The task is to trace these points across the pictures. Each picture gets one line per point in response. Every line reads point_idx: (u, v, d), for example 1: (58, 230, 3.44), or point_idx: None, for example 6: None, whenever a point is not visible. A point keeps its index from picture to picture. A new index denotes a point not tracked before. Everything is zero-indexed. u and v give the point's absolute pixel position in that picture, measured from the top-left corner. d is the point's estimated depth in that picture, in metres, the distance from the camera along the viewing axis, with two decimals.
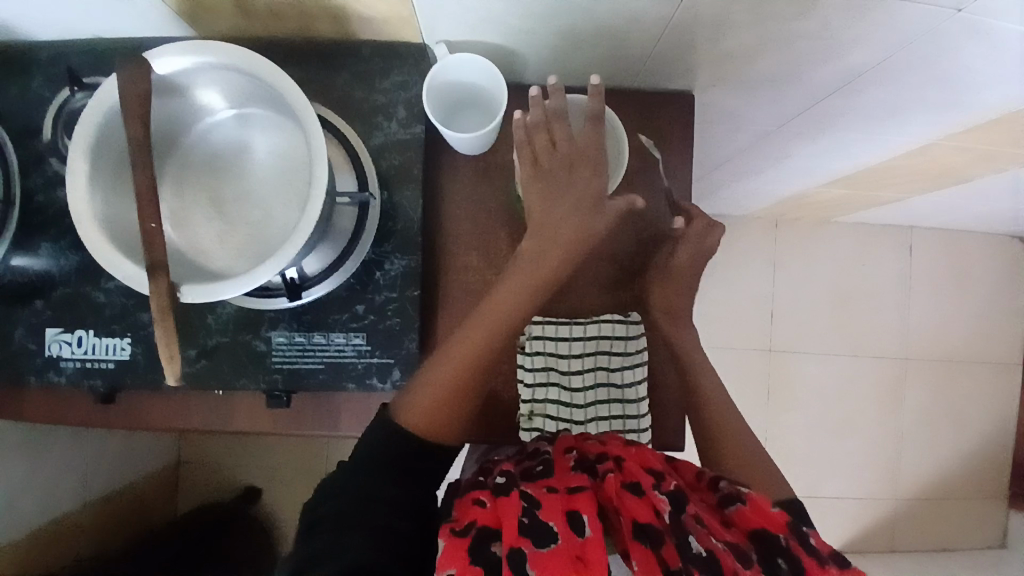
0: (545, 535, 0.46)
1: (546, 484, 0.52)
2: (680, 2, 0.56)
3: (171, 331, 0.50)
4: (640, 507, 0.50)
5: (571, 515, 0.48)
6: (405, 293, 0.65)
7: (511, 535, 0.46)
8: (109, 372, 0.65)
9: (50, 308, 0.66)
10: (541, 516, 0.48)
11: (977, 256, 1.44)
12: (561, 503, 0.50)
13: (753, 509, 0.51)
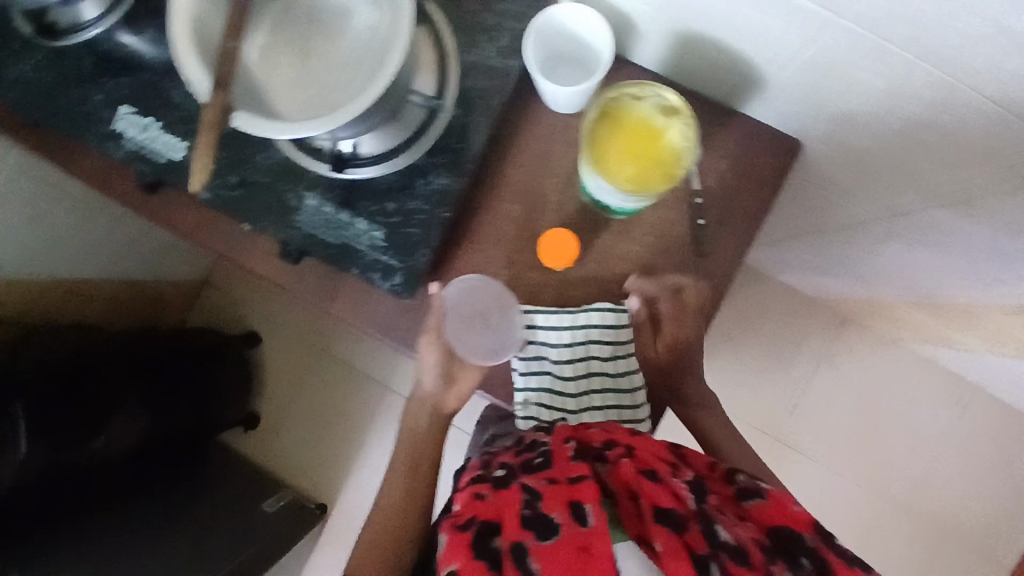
0: (546, 528, 0.52)
1: (546, 476, 0.58)
2: (814, 36, 0.52)
3: (209, 143, 0.52)
4: (658, 490, 0.55)
5: (575, 504, 0.54)
6: (435, 211, 0.67)
7: (513, 530, 0.52)
8: (158, 165, 0.69)
9: (133, 88, 0.70)
10: (543, 508, 0.54)
11: None
12: (562, 495, 0.55)
13: (774, 505, 0.56)
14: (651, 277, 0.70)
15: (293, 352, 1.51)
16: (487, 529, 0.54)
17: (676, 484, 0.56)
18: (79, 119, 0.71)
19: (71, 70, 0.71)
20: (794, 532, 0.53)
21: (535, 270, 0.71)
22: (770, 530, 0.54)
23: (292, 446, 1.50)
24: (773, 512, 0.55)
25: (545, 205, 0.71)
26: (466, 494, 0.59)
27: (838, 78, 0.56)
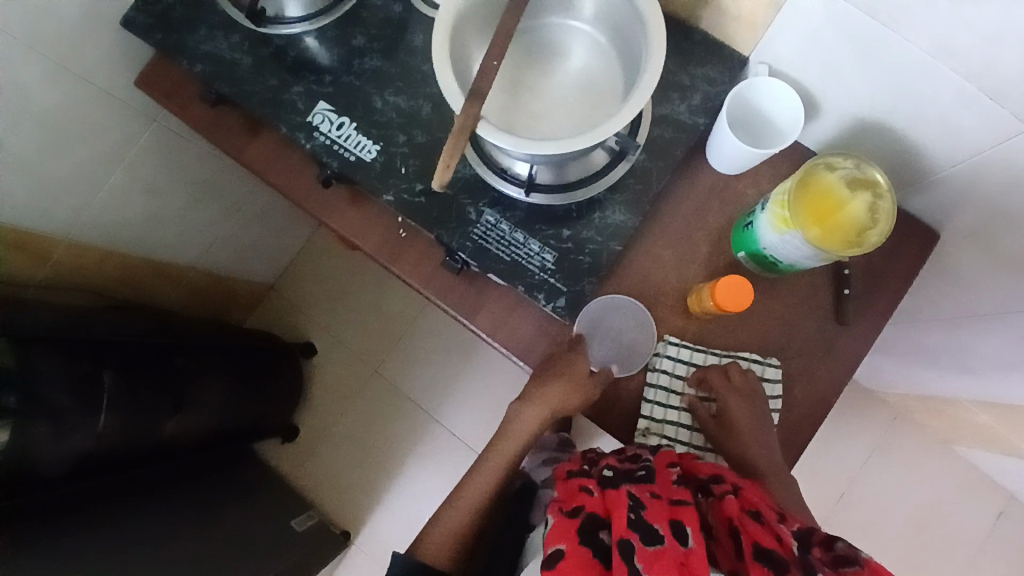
0: (648, 534, 0.55)
1: (649, 489, 0.61)
2: (1008, 139, 0.58)
3: (459, 144, 0.55)
4: (760, 530, 0.56)
5: (678, 521, 0.57)
6: (607, 243, 0.70)
7: (618, 528, 0.56)
8: (345, 162, 0.72)
9: (334, 86, 0.75)
10: (646, 516, 0.57)
11: None
12: (666, 510, 0.58)
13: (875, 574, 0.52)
14: (793, 341, 0.73)
15: (343, 370, 1.50)
16: (592, 520, 0.59)
17: (780, 529, 0.57)
18: (276, 107, 0.75)
19: (276, 62, 0.76)
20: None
21: (680, 315, 0.74)
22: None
23: (326, 467, 1.47)
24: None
25: (697, 255, 0.75)
26: (573, 487, 0.64)
27: (1012, 178, 0.62)
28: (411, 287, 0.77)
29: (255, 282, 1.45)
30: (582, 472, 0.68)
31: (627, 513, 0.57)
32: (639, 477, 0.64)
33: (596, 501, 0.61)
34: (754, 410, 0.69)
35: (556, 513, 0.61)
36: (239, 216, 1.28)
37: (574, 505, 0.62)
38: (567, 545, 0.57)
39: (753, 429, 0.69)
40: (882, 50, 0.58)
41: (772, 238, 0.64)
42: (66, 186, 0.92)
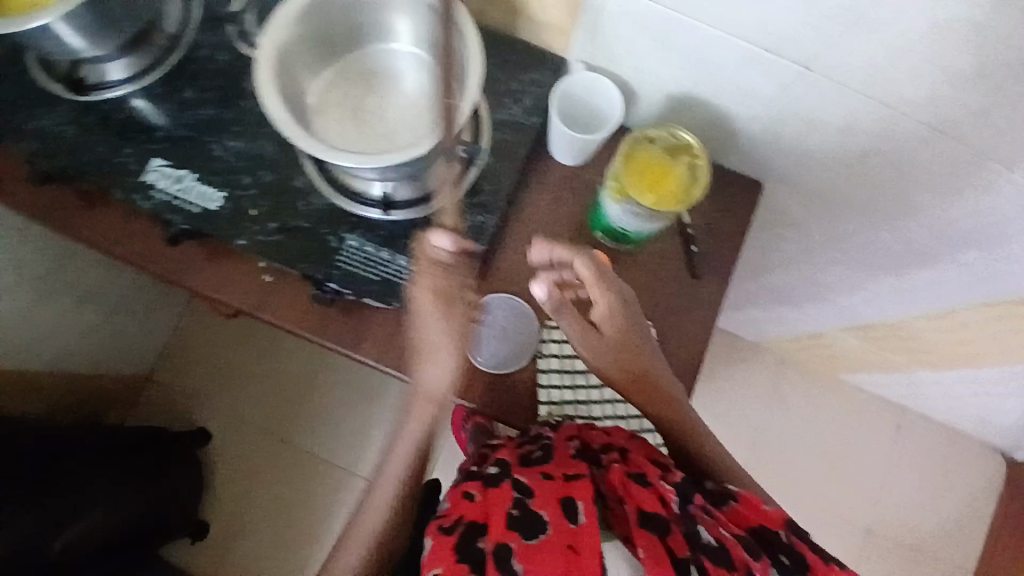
0: (534, 526, 0.57)
1: (541, 471, 0.64)
2: (789, 91, 0.67)
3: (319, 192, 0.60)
4: (644, 496, 0.61)
5: (563, 501, 0.60)
6: (473, 245, 0.73)
7: (496, 533, 0.58)
8: (191, 215, 0.70)
9: (168, 141, 0.72)
10: (534, 505, 0.59)
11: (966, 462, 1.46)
12: (554, 492, 0.61)
13: (748, 507, 0.63)
14: (660, 304, 0.79)
15: (246, 447, 1.40)
16: (472, 529, 0.59)
17: (663, 488, 0.62)
18: (108, 171, 0.72)
19: (101, 127, 0.73)
20: (771, 531, 0.61)
21: (558, 301, 0.78)
22: (749, 530, 0.61)
23: (247, 554, 1.35)
24: (751, 514, 0.62)
25: (559, 243, 0.79)
26: (455, 496, 0.64)
27: (804, 122, 0.71)
28: (286, 330, 0.76)
29: (128, 373, 1.34)
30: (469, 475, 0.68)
31: (510, 510, 0.59)
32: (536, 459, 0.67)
33: (476, 507, 0.62)
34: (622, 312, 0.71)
35: (433, 533, 0.60)
36: (94, 307, 1.17)
37: (454, 517, 0.61)
38: (444, 566, 0.56)
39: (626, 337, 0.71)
40: (675, 33, 0.65)
41: (613, 212, 0.71)
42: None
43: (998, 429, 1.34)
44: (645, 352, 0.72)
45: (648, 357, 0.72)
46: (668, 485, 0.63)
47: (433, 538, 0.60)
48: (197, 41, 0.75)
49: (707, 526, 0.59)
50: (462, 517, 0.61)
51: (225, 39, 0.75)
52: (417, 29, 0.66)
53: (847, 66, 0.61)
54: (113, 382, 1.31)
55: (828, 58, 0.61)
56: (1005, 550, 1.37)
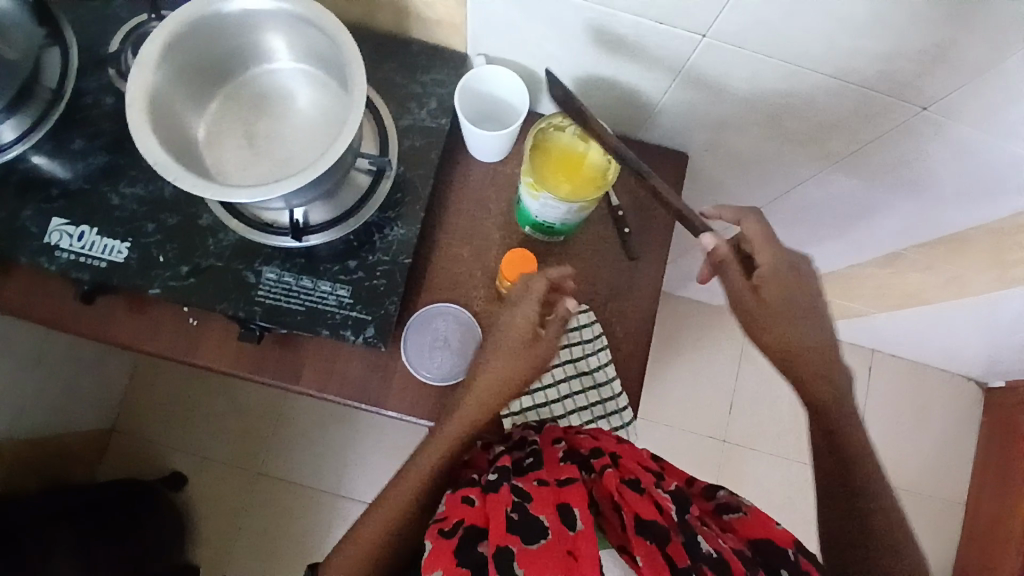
0: (535, 530, 0.55)
1: (536, 478, 0.62)
2: (690, 57, 0.66)
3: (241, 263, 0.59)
4: (640, 502, 0.58)
5: (563, 507, 0.57)
6: (397, 259, 0.70)
7: (497, 535, 0.55)
8: (98, 270, 0.67)
9: (63, 196, 0.69)
10: (534, 511, 0.57)
11: (936, 393, 1.48)
12: (554, 496, 0.58)
13: (756, 520, 0.60)
14: (600, 290, 0.78)
15: (225, 485, 1.37)
16: (470, 533, 0.57)
17: (660, 495, 0.59)
18: (5, 236, 0.68)
19: None
20: (776, 546, 0.58)
21: (495, 302, 0.76)
22: (749, 542, 0.60)
23: None
24: (754, 525, 0.60)
25: (489, 243, 0.78)
26: (452, 498, 0.62)
27: (711, 88, 0.70)
28: (221, 373, 0.73)
29: (90, 430, 1.31)
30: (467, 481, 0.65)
31: (510, 514, 0.57)
32: (527, 467, 0.64)
33: (476, 511, 0.59)
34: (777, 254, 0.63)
35: (434, 537, 0.57)
36: (42, 369, 1.14)
37: (453, 520, 0.59)
38: (444, 568, 0.54)
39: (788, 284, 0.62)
40: (563, 13, 0.63)
41: (532, 205, 0.68)
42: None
43: (961, 358, 1.36)
44: (808, 320, 0.62)
45: (796, 324, 0.62)
46: (664, 493, 0.59)
47: (432, 541, 0.58)
48: (81, 87, 0.72)
49: (705, 536, 0.57)
50: (463, 520, 0.58)
51: (110, 81, 0.72)
52: (298, 48, 0.64)
53: (741, 28, 0.59)
54: (76, 441, 1.27)
55: (719, 23, 0.59)
56: (987, 473, 1.39)
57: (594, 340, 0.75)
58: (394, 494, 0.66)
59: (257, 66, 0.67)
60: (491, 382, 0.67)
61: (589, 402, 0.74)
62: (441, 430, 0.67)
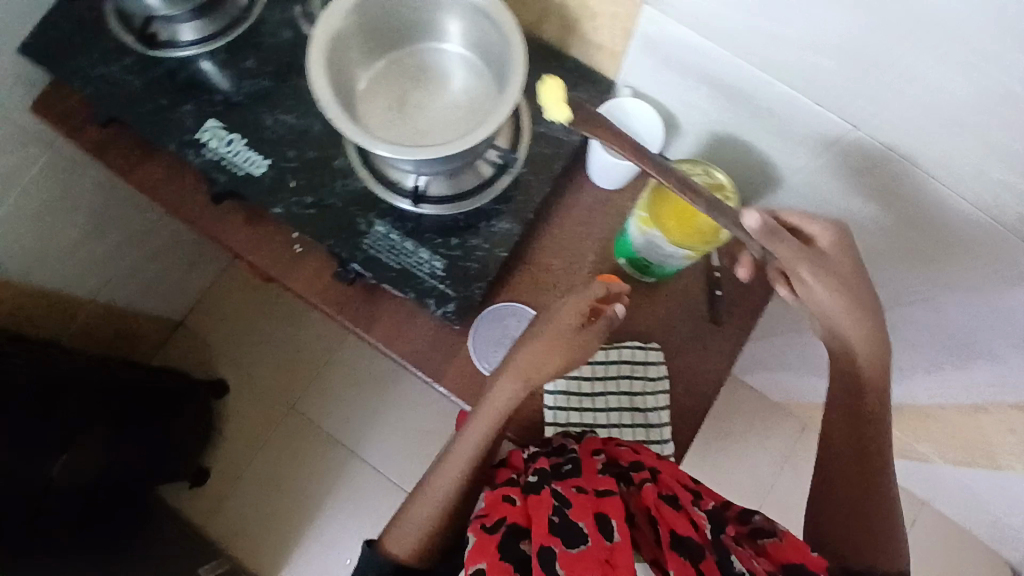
0: (574, 535, 0.57)
1: (575, 484, 0.63)
2: (833, 145, 0.66)
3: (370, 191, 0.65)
4: (676, 517, 0.60)
5: (601, 517, 0.59)
6: (494, 250, 0.73)
7: (540, 535, 0.57)
8: (235, 177, 0.73)
9: (225, 105, 0.76)
10: (573, 515, 0.59)
11: (977, 565, 1.38)
12: (592, 505, 0.60)
13: (792, 546, 0.60)
14: (673, 339, 0.78)
15: (258, 406, 1.45)
16: (513, 531, 0.60)
17: (695, 514, 0.61)
18: (165, 126, 0.76)
19: (166, 85, 0.77)
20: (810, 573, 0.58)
21: None
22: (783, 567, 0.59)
23: (239, 513, 1.41)
24: (786, 552, 0.60)
25: (582, 263, 0.80)
26: (491, 496, 0.64)
27: (845, 180, 0.70)
28: (306, 302, 0.79)
29: (162, 318, 1.41)
30: (507, 480, 0.67)
31: (551, 516, 0.59)
32: (568, 471, 0.66)
33: (518, 511, 0.62)
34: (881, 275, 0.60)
35: (476, 532, 0.61)
36: (139, 249, 1.25)
37: (495, 517, 0.62)
38: (486, 562, 0.57)
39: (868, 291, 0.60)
40: (722, 69, 0.65)
41: (638, 239, 0.71)
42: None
43: (1015, 537, 1.26)
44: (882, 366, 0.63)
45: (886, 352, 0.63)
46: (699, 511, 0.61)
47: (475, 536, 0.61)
48: (267, 15, 0.79)
49: (738, 553, 0.58)
50: (505, 518, 0.61)
51: (292, 17, 0.79)
52: (471, 36, 0.68)
53: (894, 131, 0.60)
54: (146, 325, 1.37)
55: (878, 117, 0.60)
56: None
57: (657, 379, 0.76)
58: (414, 511, 0.69)
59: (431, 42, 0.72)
60: (515, 391, 0.67)
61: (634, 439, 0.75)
62: (458, 443, 0.69)
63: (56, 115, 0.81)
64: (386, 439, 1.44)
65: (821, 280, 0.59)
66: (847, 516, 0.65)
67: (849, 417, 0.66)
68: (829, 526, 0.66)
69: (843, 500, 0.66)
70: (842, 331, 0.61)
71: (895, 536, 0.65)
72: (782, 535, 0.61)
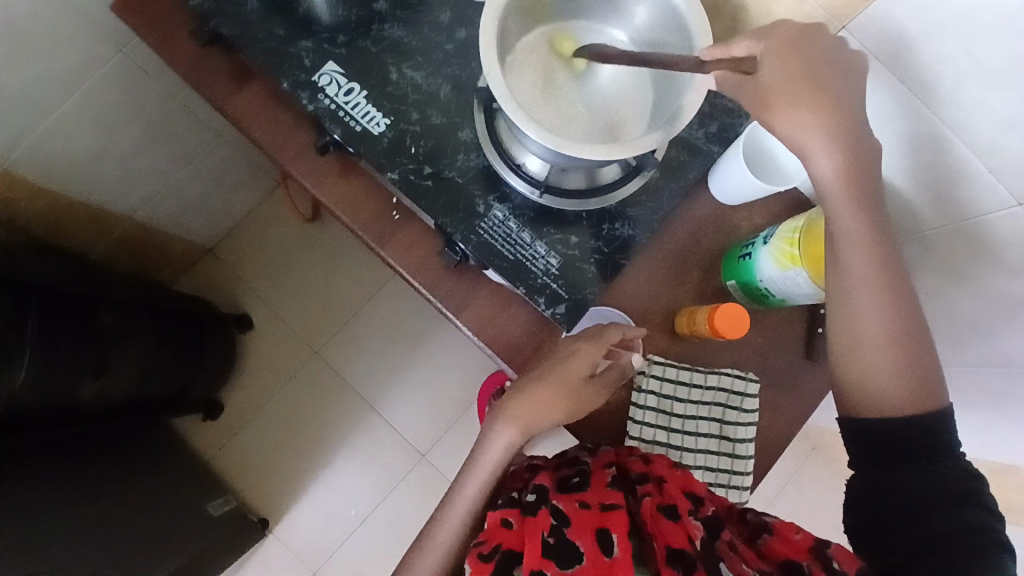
0: (570, 556, 0.58)
1: (579, 499, 0.63)
2: (983, 215, 0.66)
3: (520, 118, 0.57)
4: (672, 530, 0.59)
5: (599, 534, 0.59)
6: (613, 255, 0.70)
7: (534, 560, 0.57)
8: (351, 130, 0.68)
9: (348, 48, 0.69)
10: (571, 535, 0.59)
11: None
12: (592, 522, 0.61)
13: (781, 541, 0.58)
14: (766, 370, 0.77)
15: (284, 346, 1.42)
16: (509, 558, 0.59)
17: (691, 523, 0.59)
18: (279, 57, 0.69)
19: (285, 10, 0.70)
20: (795, 563, 0.55)
21: (665, 334, 0.76)
22: (780, 567, 0.56)
23: (247, 449, 1.39)
24: (783, 550, 0.57)
25: (689, 277, 0.77)
26: (491, 518, 0.63)
27: (986, 247, 0.69)
28: (397, 271, 0.74)
29: (194, 243, 1.35)
30: (507, 498, 0.66)
31: (545, 537, 0.59)
32: (575, 484, 0.66)
33: (514, 535, 0.61)
34: (806, 52, 0.53)
35: (472, 560, 0.59)
36: (189, 168, 1.18)
37: (493, 544, 0.61)
38: None
39: (821, 99, 0.53)
40: (901, 113, 0.65)
41: (773, 273, 0.68)
42: (16, 107, 0.82)
43: None
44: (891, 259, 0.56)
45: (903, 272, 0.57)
46: (695, 520, 0.59)
47: (472, 565, 0.59)
48: None
49: (732, 565, 0.56)
50: (502, 544, 0.60)
51: None
52: (646, 27, 0.64)
53: None
54: (175, 245, 1.31)
55: None
56: None
57: (749, 411, 0.75)
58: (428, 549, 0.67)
59: (600, 22, 0.67)
60: (514, 435, 0.68)
61: (715, 467, 0.75)
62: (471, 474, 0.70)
63: (148, 17, 0.73)
64: (407, 399, 1.42)
65: (776, 96, 0.53)
66: (881, 392, 0.56)
67: (867, 288, 0.56)
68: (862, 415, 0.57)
69: (878, 376, 0.56)
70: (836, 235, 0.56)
71: (936, 384, 0.56)
72: (776, 532, 0.59)
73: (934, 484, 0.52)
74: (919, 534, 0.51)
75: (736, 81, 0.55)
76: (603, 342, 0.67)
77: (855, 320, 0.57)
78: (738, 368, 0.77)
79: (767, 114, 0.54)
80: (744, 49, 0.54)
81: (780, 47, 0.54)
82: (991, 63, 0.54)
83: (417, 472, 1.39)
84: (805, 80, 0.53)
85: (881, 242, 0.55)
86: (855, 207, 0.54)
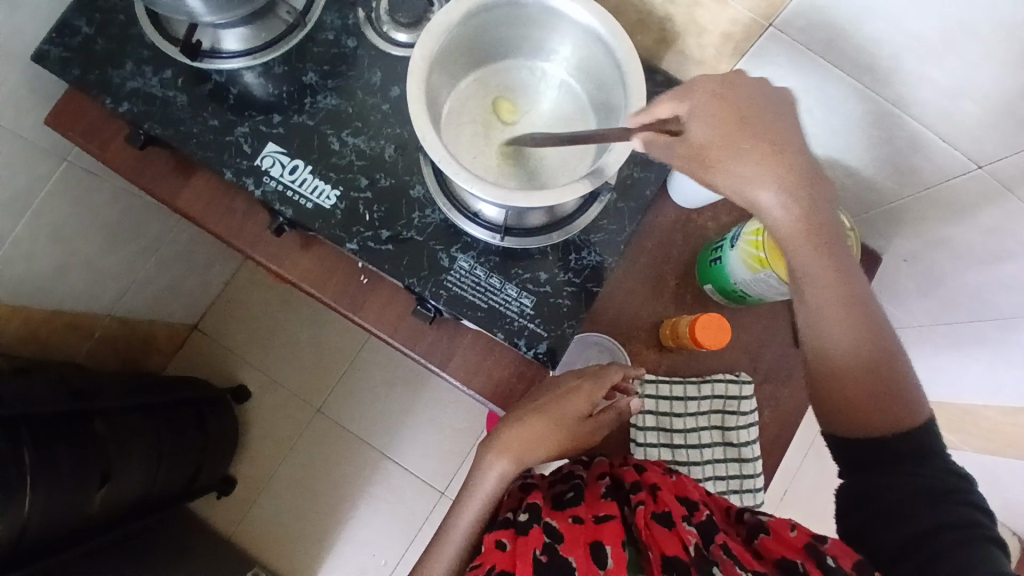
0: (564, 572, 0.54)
1: (572, 514, 0.61)
2: (946, 180, 0.66)
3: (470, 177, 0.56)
4: (667, 538, 0.56)
5: (593, 547, 0.56)
6: (586, 284, 0.69)
7: None
8: (302, 209, 0.67)
9: (284, 126, 0.69)
10: (562, 550, 0.56)
11: None
12: (585, 536, 0.58)
13: (775, 538, 0.56)
14: (759, 366, 0.77)
15: (287, 408, 1.41)
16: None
17: (685, 529, 0.57)
18: (217, 149, 0.68)
19: (216, 100, 0.69)
20: (789, 560, 0.53)
21: (653, 348, 0.76)
22: (772, 564, 0.54)
23: (269, 518, 1.38)
24: (776, 547, 0.55)
25: (666, 287, 0.76)
26: (484, 542, 0.61)
27: (953, 206, 0.69)
28: (374, 334, 0.74)
29: (177, 323, 1.35)
30: (502, 520, 0.64)
31: (537, 555, 0.57)
32: (569, 499, 0.64)
33: (506, 557, 0.59)
34: (733, 99, 0.51)
35: None
36: (157, 256, 1.18)
37: (485, 567, 0.58)
38: None
39: (767, 149, 0.50)
40: (845, 97, 0.64)
41: (747, 276, 0.67)
42: None
43: None
44: (852, 278, 0.55)
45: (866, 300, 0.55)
46: (688, 526, 0.57)
47: None
48: (325, 21, 0.71)
49: (724, 568, 0.53)
50: (494, 567, 0.58)
51: (355, 23, 0.71)
52: (574, 56, 0.64)
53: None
54: (159, 331, 1.30)
55: (1006, 161, 0.59)
56: None
57: (749, 413, 0.75)
58: None
59: (529, 58, 0.67)
60: (503, 467, 0.65)
61: (725, 475, 0.74)
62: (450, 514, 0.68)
63: (82, 130, 0.72)
64: (418, 441, 1.41)
65: (714, 154, 0.51)
66: (850, 405, 0.56)
67: (831, 312, 0.55)
68: (840, 426, 0.57)
69: (849, 394, 0.56)
70: (794, 268, 0.55)
71: (913, 402, 0.55)
72: (770, 529, 0.57)
73: (908, 486, 0.52)
74: (898, 535, 0.51)
75: (665, 143, 0.53)
76: (602, 381, 0.67)
77: (813, 332, 0.56)
78: (731, 370, 0.76)
79: (708, 173, 0.51)
80: (667, 110, 0.53)
81: (708, 102, 0.51)
82: (929, 35, 0.53)
83: (440, 511, 1.37)
84: (744, 133, 0.50)
85: (845, 267, 0.54)
86: (813, 242, 0.52)
